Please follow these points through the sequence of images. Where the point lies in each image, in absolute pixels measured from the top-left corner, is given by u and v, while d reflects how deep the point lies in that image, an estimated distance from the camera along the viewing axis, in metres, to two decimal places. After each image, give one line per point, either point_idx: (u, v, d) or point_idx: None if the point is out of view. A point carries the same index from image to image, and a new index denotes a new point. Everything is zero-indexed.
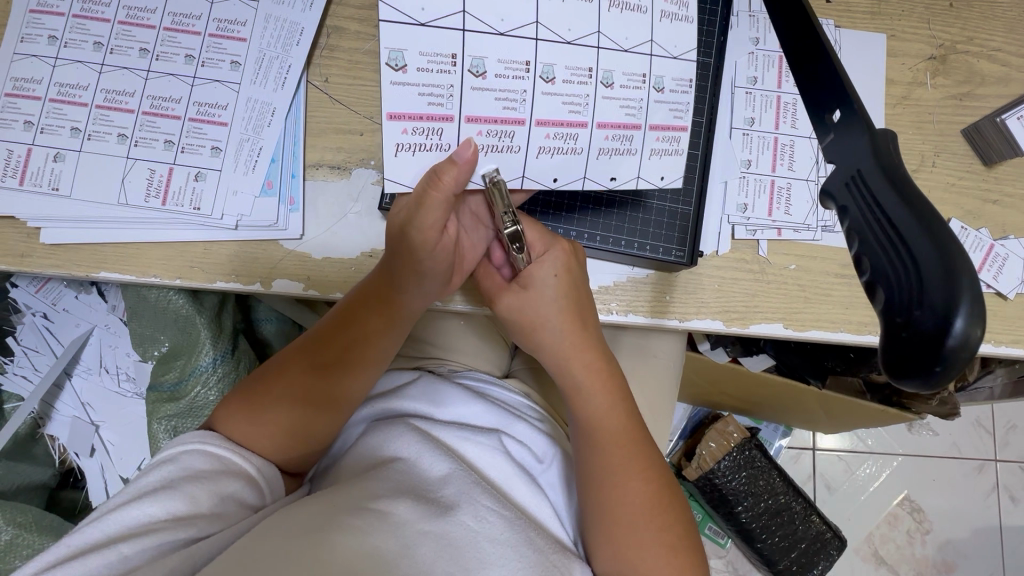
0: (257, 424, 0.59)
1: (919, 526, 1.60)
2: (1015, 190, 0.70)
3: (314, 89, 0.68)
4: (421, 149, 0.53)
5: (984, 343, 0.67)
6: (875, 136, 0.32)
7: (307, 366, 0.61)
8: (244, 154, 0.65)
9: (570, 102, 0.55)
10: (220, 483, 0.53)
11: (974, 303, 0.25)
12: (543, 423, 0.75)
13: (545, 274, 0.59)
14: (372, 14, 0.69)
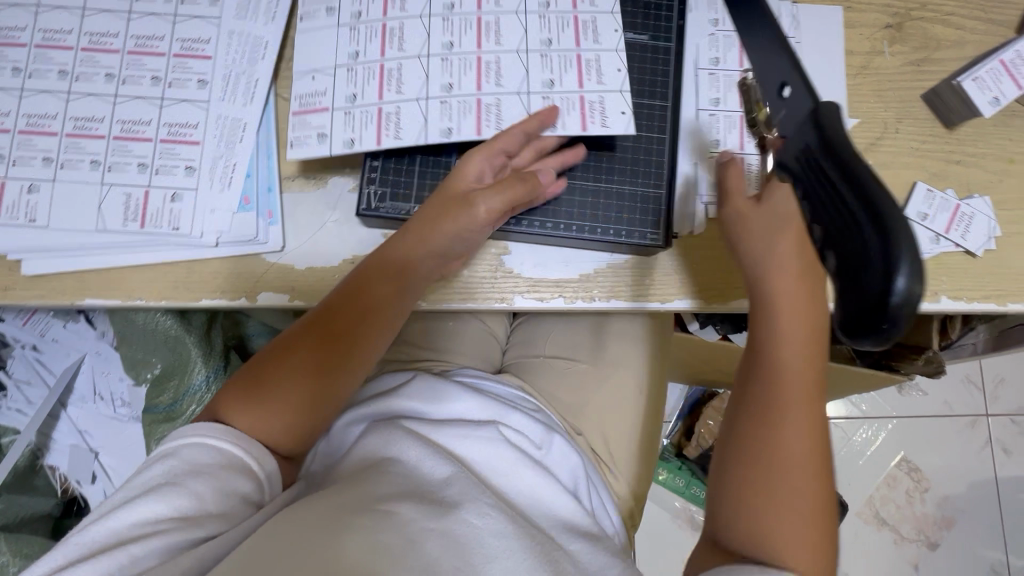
0: (263, 403, 0.58)
1: (917, 485, 1.63)
2: (979, 149, 0.71)
3: (284, 102, 0.69)
4: (413, 131, 0.63)
5: (956, 301, 0.69)
6: (819, 111, 0.34)
7: (315, 343, 0.60)
8: (218, 171, 0.65)
9: (369, 39, 0.65)
10: (222, 481, 0.52)
11: (915, 262, 0.27)
12: (538, 412, 0.76)
13: (784, 195, 0.61)
14: None
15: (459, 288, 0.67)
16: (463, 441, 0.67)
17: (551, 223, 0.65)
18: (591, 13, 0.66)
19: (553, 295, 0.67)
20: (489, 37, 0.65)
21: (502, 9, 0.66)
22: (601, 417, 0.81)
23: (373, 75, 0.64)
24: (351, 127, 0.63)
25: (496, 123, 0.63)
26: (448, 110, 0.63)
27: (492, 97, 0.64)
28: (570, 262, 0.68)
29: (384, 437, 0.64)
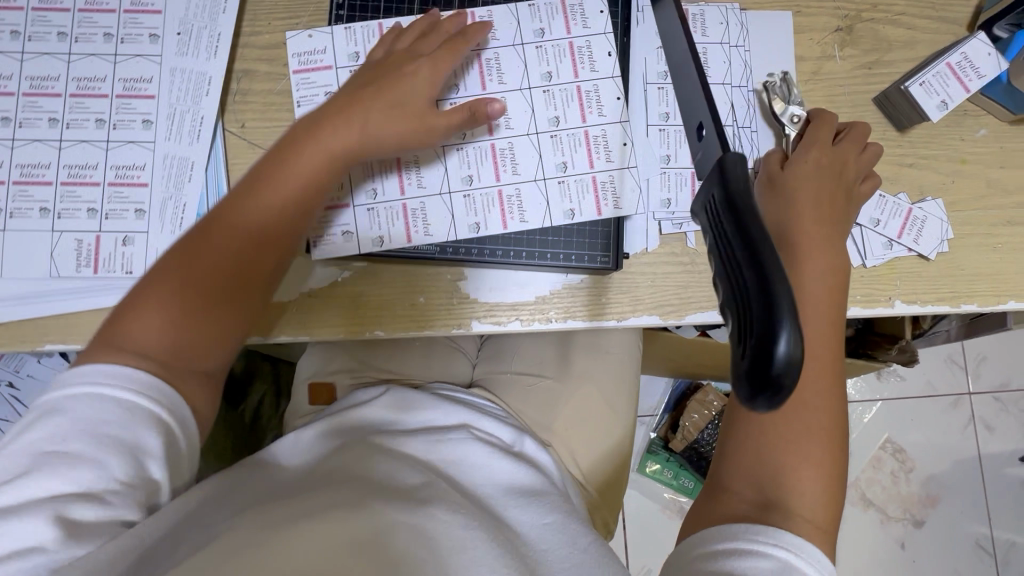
0: (138, 320, 0.55)
1: (901, 465, 1.66)
2: (930, 151, 0.71)
3: (232, 136, 0.68)
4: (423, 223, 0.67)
5: (911, 305, 0.70)
6: (733, 178, 0.33)
7: (195, 260, 0.58)
8: (168, 212, 0.65)
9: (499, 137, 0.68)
10: (119, 435, 0.49)
11: (793, 328, 0.27)
12: (505, 416, 0.79)
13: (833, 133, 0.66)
14: (280, 53, 0.70)
15: (417, 316, 0.68)
16: (434, 447, 0.68)
17: (500, 253, 0.68)
18: (592, 83, 0.69)
19: (509, 318, 0.68)
20: (500, 122, 0.69)
21: (507, 87, 0.69)
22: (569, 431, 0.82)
23: (397, 215, 0.67)
24: (379, 224, 0.67)
25: (519, 212, 0.68)
26: (471, 203, 0.68)
27: (511, 187, 0.68)
28: (526, 284, 0.68)
29: (358, 450, 0.65)
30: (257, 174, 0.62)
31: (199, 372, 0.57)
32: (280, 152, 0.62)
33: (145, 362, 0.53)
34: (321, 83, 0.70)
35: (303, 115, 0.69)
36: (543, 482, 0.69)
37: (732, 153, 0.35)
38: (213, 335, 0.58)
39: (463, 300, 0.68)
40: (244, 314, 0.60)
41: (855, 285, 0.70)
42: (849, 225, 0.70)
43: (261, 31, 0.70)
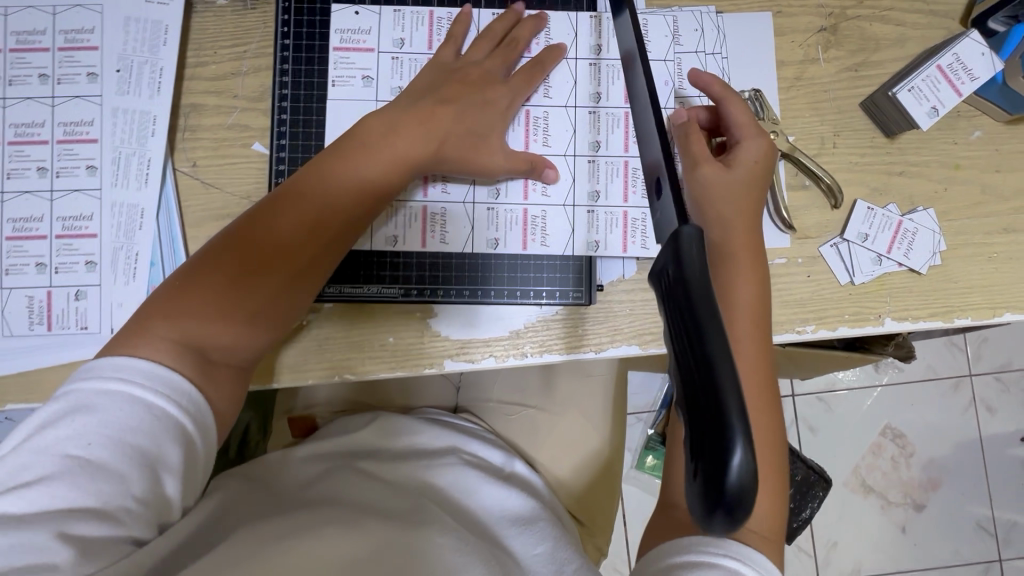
0: (199, 299, 0.55)
1: (901, 451, 1.64)
2: (921, 157, 0.67)
3: (183, 176, 0.65)
4: (443, 241, 0.66)
5: (902, 322, 0.67)
6: (693, 280, 0.31)
7: (248, 250, 0.57)
8: (120, 262, 0.62)
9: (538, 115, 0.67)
10: (147, 446, 0.48)
11: (743, 442, 0.26)
12: (493, 437, 0.81)
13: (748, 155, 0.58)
14: (229, 84, 0.67)
15: (387, 357, 0.65)
16: (422, 473, 0.70)
17: (468, 291, 0.65)
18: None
19: (483, 355, 0.65)
20: (539, 135, 0.67)
21: (552, 102, 0.68)
22: (554, 456, 0.82)
23: (416, 220, 0.66)
24: (396, 225, 0.66)
25: (541, 236, 0.66)
26: (494, 218, 0.66)
27: (538, 209, 0.66)
28: (498, 319, 0.65)
29: (343, 478, 0.66)
30: (323, 166, 0.60)
31: (225, 378, 0.56)
32: (346, 154, 0.60)
33: (174, 362, 0.51)
34: (359, 66, 0.67)
35: (335, 101, 0.67)
36: (535, 505, 0.71)
37: (692, 249, 0.32)
38: (243, 339, 0.56)
39: (435, 337, 0.65)
40: (276, 328, 0.59)
41: (843, 303, 0.66)
42: (836, 241, 0.66)
43: (207, 62, 0.66)
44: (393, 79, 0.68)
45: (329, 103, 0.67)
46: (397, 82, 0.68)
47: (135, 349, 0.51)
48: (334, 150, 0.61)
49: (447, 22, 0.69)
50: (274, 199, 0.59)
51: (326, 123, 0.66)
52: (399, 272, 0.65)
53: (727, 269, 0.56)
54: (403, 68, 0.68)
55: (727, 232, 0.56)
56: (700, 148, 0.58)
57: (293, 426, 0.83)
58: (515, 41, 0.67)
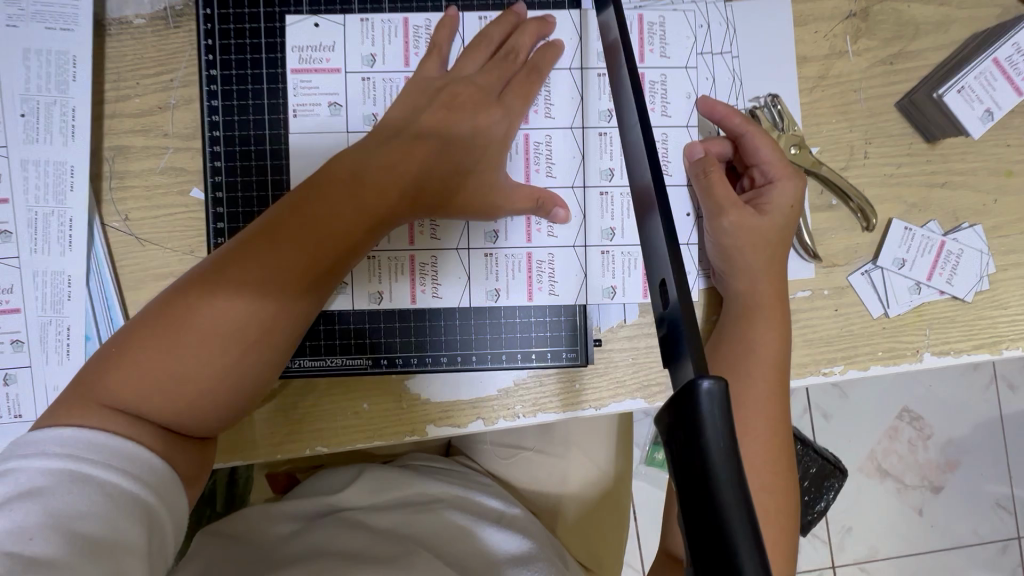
0: (141, 366, 0.45)
1: (919, 433, 1.14)
2: (966, 165, 0.58)
3: (114, 232, 0.56)
4: (437, 292, 0.56)
5: (945, 356, 0.58)
6: (729, 512, 0.23)
7: (196, 303, 0.45)
8: (52, 340, 0.55)
9: (539, 138, 0.56)
10: (104, 531, 0.39)
11: None
12: (493, 488, 0.71)
13: (779, 199, 0.51)
14: (157, 119, 0.57)
15: (352, 428, 0.55)
16: (415, 517, 0.62)
17: (446, 358, 0.55)
18: (660, 131, 0.56)
19: (470, 418, 0.55)
20: (541, 165, 0.56)
21: (554, 122, 0.56)
22: (556, 499, 0.76)
23: (403, 270, 0.56)
24: (379, 278, 0.56)
25: (549, 283, 0.56)
26: (492, 266, 0.56)
27: (544, 252, 0.56)
28: (484, 377, 0.55)
29: (323, 531, 0.58)
30: (284, 212, 0.48)
31: (180, 454, 0.47)
32: (308, 200, 0.48)
33: (127, 432, 0.44)
34: (323, 91, 0.57)
35: (299, 136, 0.57)
36: (540, 547, 0.62)
37: (722, 462, 0.23)
38: (194, 418, 0.46)
39: (415, 402, 0.55)
40: (235, 405, 0.48)
41: (877, 339, 0.58)
42: (869, 268, 0.58)
43: (131, 94, 0.57)
44: (366, 104, 0.57)
45: (293, 139, 0.57)
46: (370, 108, 0.57)
47: (82, 418, 0.43)
48: (297, 193, 0.49)
49: (425, 31, 0.57)
50: (232, 248, 0.48)
51: (287, 167, 0.57)
52: (365, 338, 0.56)
53: (747, 324, 0.50)
54: (376, 91, 0.57)
55: (752, 284, 0.50)
56: (727, 193, 0.50)
57: (273, 481, 0.77)
58: (512, 51, 0.55)
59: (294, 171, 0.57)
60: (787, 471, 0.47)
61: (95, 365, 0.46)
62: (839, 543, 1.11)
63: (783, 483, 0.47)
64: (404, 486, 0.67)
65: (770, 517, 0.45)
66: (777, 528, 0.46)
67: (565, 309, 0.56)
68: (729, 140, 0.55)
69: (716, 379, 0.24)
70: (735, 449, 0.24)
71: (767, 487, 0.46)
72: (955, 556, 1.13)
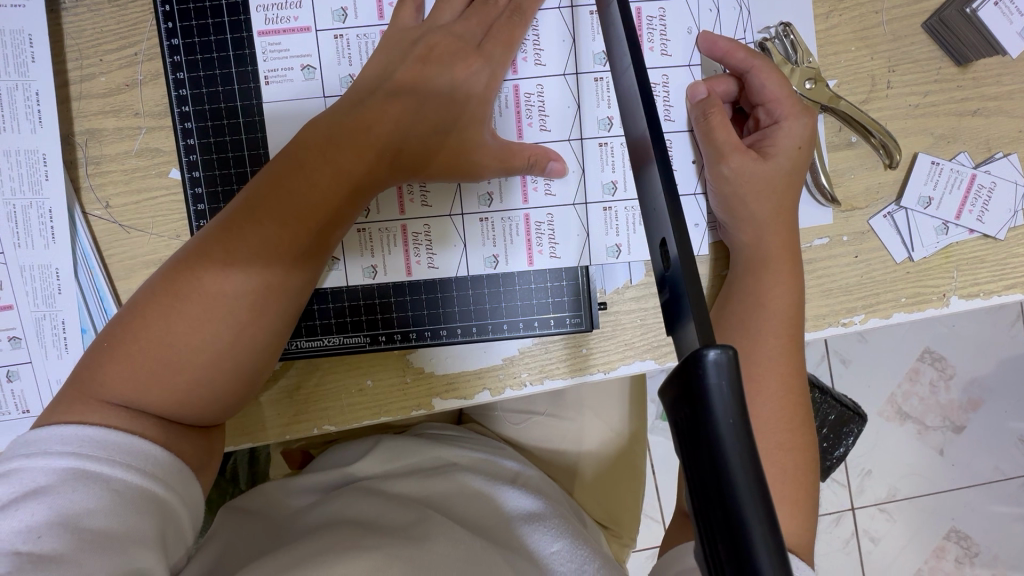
0: (135, 360, 0.44)
1: (941, 375, 1.11)
2: (1002, 88, 0.53)
3: (98, 221, 0.54)
4: (431, 261, 0.53)
5: (974, 298, 0.55)
6: (741, 487, 0.20)
7: (183, 291, 0.44)
8: (47, 334, 0.54)
9: (530, 88, 0.52)
10: (114, 525, 0.39)
11: None
12: (506, 453, 0.71)
13: (788, 139, 0.47)
14: (126, 98, 0.54)
15: (357, 406, 0.54)
16: (430, 483, 0.61)
17: (447, 331, 0.54)
18: (660, 73, 0.51)
19: (476, 389, 0.54)
20: (534, 118, 0.52)
21: (545, 70, 0.52)
22: (568, 462, 0.75)
23: (395, 240, 0.53)
24: (371, 251, 0.53)
25: (549, 246, 0.53)
26: (488, 230, 0.53)
27: (542, 212, 0.53)
28: (488, 347, 0.54)
29: (343, 501, 0.58)
30: (262, 189, 0.45)
31: (185, 440, 0.46)
32: (284, 174, 0.45)
33: (128, 426, 0.43)
34: (295, 53, 0.53)
35: (273, 105, 0.53)
36: (552, 507, 0.62)
37: (735, 442, 0.20)
38: (196, 407, 0.45)
39: (419, 375, 0.54)
40: (234, 392, 0.46)
41: (901, 285, 0.54)
42: (892, 209, 0.54)
43: (96, 73, 0.54)
44: (341, 65, 0.53)
45: (267, 109, 0.53)
46: (346, 68, 0.53)
47: (85, 416, 0.43)
48: (273, 167, 0.46)
49: None
50: (212, 232, 0.46)
51: (265, 139, 0.54)
52: (362, 315, 0.53)
53: (756, 280, 0.47)
54: (350, 48, 0.53)
55: (759, 235, 0.47)
56: (729, 138, 0.47)
57: (288, 458, 0.78)
58: None
59: (272, 143, 0.54)
60: (803, 426, 0.45)
61: (89, 361, 0.45)
62: (860, 487, 1.11)
63: (798, 441, 0.45)
64: (418, 454, 0.66)
65: (787, 475, 0.44)
66: (795, 485, 0.44)
67: (567, 271, 0.53)
68: (734, 78, 0.50)
69: (724, 348, 0.21)
70: (749, 434, 0.21)
71: (783, 444, 0.44)
72: (975, 493, 1.12)
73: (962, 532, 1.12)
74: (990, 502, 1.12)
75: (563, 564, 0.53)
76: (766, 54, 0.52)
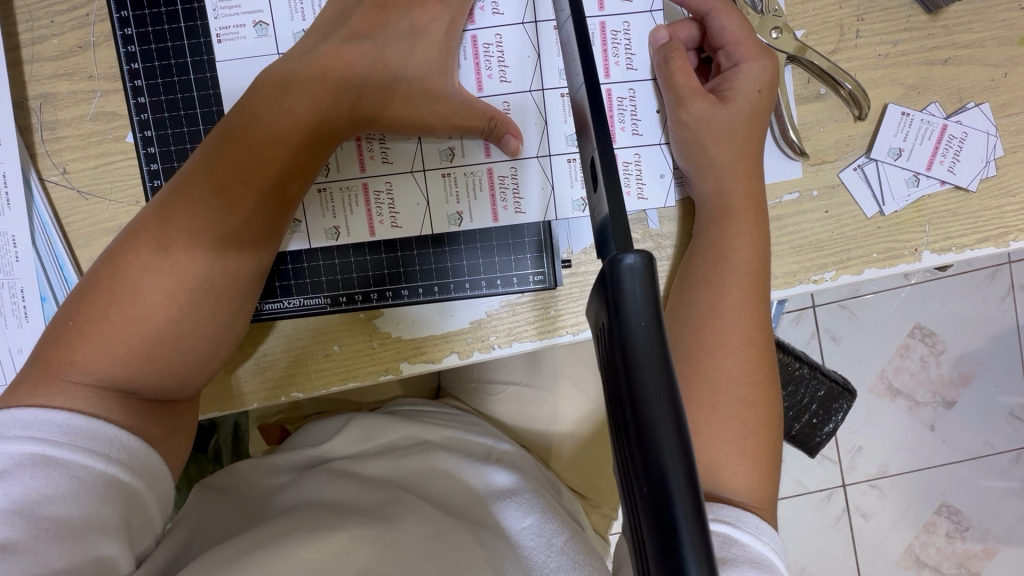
0: (98, 333, 0.42)
1: (931, 350, 1.10)
2: (973, 36, 0.52)
3: (55, 187, 0.53)
4: (393, 220, 0.52)
5: (948, 252, 0.54)
6: (646, 377, 0.21)
7: (143, 257, 0.43)
8: (8, 304, 0.53)
9: (490, 41, 0.50)
10: (73, 513, 0.38)
11: (688, 512, 0.21)
12: (486, 429, 0.69)
13: (749, 84, 0.46)
14: (79, 61, 0.53)
15: (324, 372, 0.53)
16: (403, 464, 0.59)
17: (408, 291, 0.53)
18: (621, 20, 0.50)
19: (443, 352, 0.53)
20: (493, 69, 0.51)
21: (503, 19, 0.50)
22: (548, 434, 0.75)
23: (357, 199, 0.52)
24: (333, 211, 0.52)
25: (514, 202, 0.52)
26: (452, 188, 0.52)
27: (506, 166, 0.52)
28: (453, 309, 0.53)
29: (315, 478, 0.56)
30: (217, 144, 0.44)
31: (153, 422, 0.44)
32: (238, 127, 0.44)
33: (92, 409, 0.41)
34: (247, 9, 0.52)
35: (226, 62, 0.52)
36: (528, 481, 0.60)
37: (642, 331, 0.22)
38: (166, 377, 0.44)
39: (385, 341, 0.53)
40: (205, 361, 0.46)
41: (872, 240, 0.53)
42: (862, 162, 0.53)
43: (46, 35, 0.52)
44: (295, 20, 0.52)
45: (220, 66, 0.52)
46: (299, 23, 0.52)
47: (46, 399, 0.41)
48: (226, 122, 0.45)
49: None
50: (167, 195, 0.44)
51: (218, 96, 0.53)
52: (322, 276, 0.53)
53: (718, 228, 0.46)
54: (303, 3, 0.52)
55: (721, 182, 0.46)
56: (689, 82, 0.46)
57: (268, 435, 0.77)
58: None
59: (226, 99, 0.53)
60: (769, 382, 0.45)
61: (47, 344, 0.43)
62: (849, 463, 1.11)
63: (763, 397, 0.44)
64: (393, 432, 0.65)
65: (752, 430, 0.43)
66: (759, 440, 0.43)
67: (531, 228, 0.53)
68: (696, 23, 0.49)
69: (640, 252, 0.22)
70: (663, 337, 0.22)
71: (750, 400, 0.44)
72: (964, 467, 1.11)
73: (952, 507, 1.12)
74: (981, 477, 1.12)
75: (531, 540, 0.52)
76: None
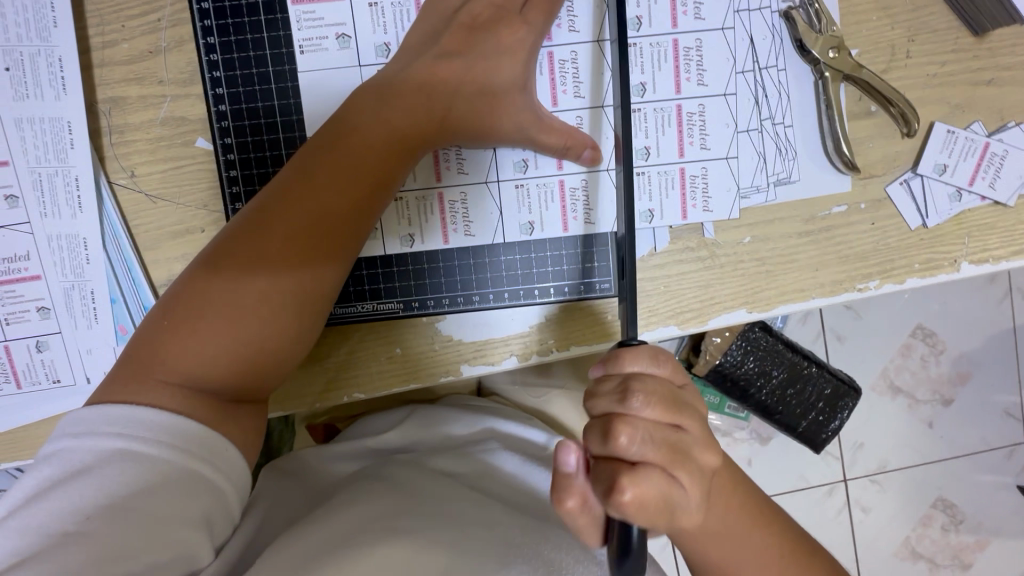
0: (190, 331, 0.43)
1: (933, 349, 1.14)
2: (1016, 58, 0.55)
3: (123, 190, 0.54)
4: (467, 229, 0.54)
5: (983, 264, 0.57)
6: None
7: (238, 258, 0.44)
8: (77, 305, 0.54)
9: (563, 56, 0.52)
10: (161, 508, 0.39)
11: None
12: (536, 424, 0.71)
13: None
14: (151, 65, 0.53)
15: (393, 372, 0.54)
16: (461, 458, 0.61)
17: (478, 297, 0.54)
18: (693, 37, 0.54)
19: (505, 355, 0.55)
20: (568, 85, 0.52)
21: (578, 37, 0.52)
22: None
23: (433, 208, 0.53)
24: (409, 219, 0.54)
25: (585, 212, 0.54)
26: (524, 198, 0.54)
27: (577, 178, 0.54)
28: (520, 314, 0.55)
29: (378, 470, 0.57)
30: (315, 154, 0.46)
31: (235, 419, 0.45)
32: (335, 139, 0.47)
33: (180, 406, 0.42)
34: (329, 21, 0.53)
35: (309, 73, 0.53)
36: None
37: None
38: (252, 377, 0.45)
39: (449, 343, 0.55)
40: (287, 362, 0.47)
41: (914, 251, 0.56)
42: (908, 177, 0.55)
43: (118, 39, 0.53)
44: (376, 33, 0.53)
45: (301, 75, 0.53)
46: (381, 36, 0.53)
47: (139, 395, 0.42)
48: (323, 135, 0.47)
49: None
50: (264, 202, 0.46)
51: (297, 104, 0.54)
52: (395, 282, 0.54)
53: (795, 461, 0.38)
54: (385, 17, 0.53)
55: None
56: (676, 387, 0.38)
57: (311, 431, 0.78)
58: None
59: (306, 109, 0.54)
60: None
61: (138, 342, 0.44)
62: (851, 458, 1.15)
63: None
64: (449, 428, 0.66)
65: None
66: None
67: (601, 237, 0.54)
68: None
69: None
70: None
71: None
72: (962, 462, 1.16)
73: (948, 501, 1.16)
74: (976, 472, 1.16)
75: None
76: (790, 23, 0.53)
